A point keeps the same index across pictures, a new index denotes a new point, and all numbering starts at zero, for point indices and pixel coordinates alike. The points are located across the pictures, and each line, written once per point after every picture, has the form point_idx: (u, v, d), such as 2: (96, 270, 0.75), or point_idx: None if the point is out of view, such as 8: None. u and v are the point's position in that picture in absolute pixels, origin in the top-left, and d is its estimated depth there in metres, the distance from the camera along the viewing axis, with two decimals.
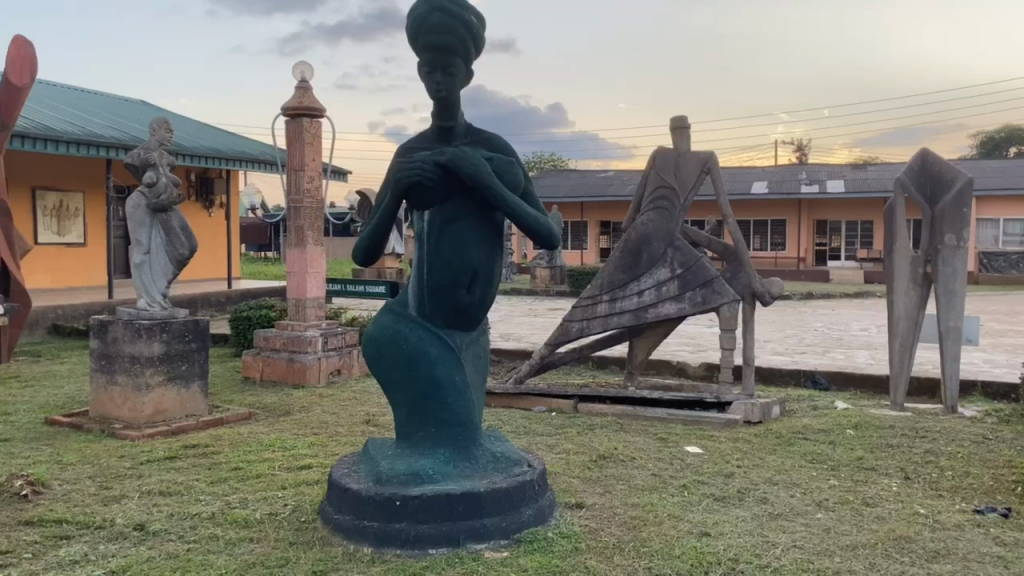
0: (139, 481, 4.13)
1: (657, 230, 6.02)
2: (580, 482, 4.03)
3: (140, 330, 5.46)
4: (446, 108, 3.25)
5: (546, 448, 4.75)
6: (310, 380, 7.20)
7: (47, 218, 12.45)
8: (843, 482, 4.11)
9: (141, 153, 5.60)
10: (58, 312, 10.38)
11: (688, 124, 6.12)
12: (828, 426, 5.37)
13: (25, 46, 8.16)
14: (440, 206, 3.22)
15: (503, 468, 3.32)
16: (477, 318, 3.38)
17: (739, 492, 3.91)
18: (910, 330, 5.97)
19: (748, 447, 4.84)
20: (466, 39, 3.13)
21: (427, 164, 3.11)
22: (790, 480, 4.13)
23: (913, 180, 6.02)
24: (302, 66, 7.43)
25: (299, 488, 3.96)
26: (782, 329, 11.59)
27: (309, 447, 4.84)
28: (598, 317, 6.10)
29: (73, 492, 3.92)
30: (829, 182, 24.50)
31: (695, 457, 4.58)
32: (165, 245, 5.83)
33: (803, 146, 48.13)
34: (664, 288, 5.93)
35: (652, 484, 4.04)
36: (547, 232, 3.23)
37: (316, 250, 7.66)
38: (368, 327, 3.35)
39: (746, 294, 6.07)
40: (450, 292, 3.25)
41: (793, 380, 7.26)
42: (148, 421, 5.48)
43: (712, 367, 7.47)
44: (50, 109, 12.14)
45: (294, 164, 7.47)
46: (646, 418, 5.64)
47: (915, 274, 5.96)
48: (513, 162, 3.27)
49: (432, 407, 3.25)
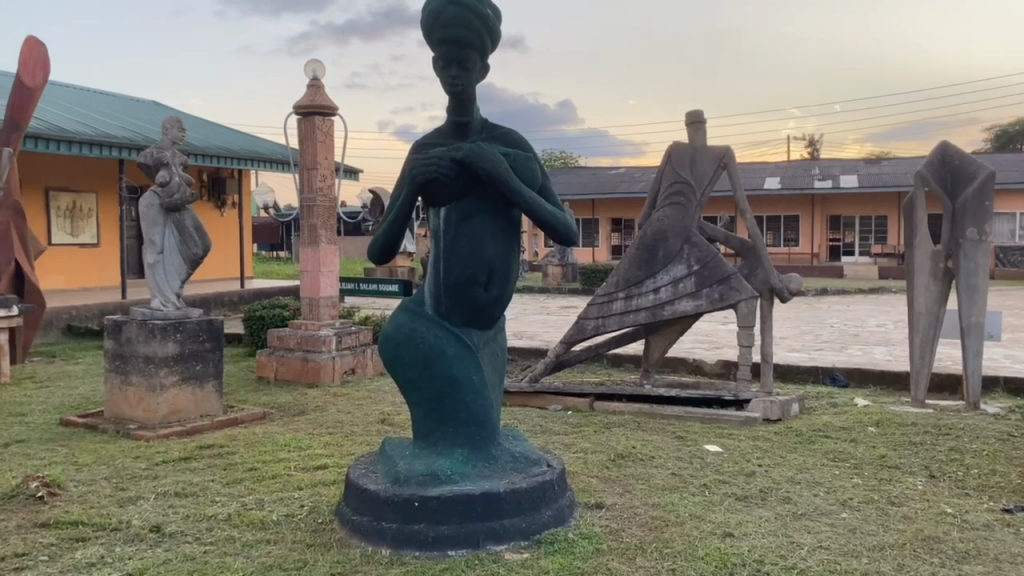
0: (153, 482, 4.10)
1: (674, 226, 5.95)
2: (599, 481, 3.98)
3: (155, 330, 5.45)
4: (461, 102, 3.20)
5: (563, 447, 4.70)
6: (324, 379, 7.18)
7: (61, 218, 12.49)
8: (867, 480, 4.05)
9: (154, 152, 5.58)
10: (71, 313, 10.39)
11: (704, 117, 6.05)
12: (849, 423, 5.30)
13: (38, 48, 8.24)
14: (456, 203, 3.17)
15: (522, 468, 3.27)
16: (494, 316, 3.33)
17: (761, 492, 3.84)
18: (931, 325, 5.88)
19: (768, 445, 4.78)
20: (482, 32, 3.08)
21: (444, 160, 3.07)
22: (813, 478, 4.07)
23: (933, 172, 5.93)
24: (314, 64, 7.39)
25: (316, 489, 3.93)
26: (796, 325, 11.49)
27: (325, 447, 4.81)
28: (614, 315, 6.03)
29: (89, 493, 3.90)
30: (842, 177, 24.31)
31: (715, 456, 4.52)
32: (179, 244, 5.80)
33: (817, 140, 47.74)
34: (680, 285, 5.86)
35: (672, 483, 3.99)
36: (564, 228, 3.18)
37: (329, 248, 7.62)
38: (384, 326, 3.30)
39: (763, 290, 6.00)
40: (467, 290, 3.20)
41: (811, 377, 7.18)
42: (163, 421, 5.47)
43: (729, 365, 7.42)
44: (62, 110, 12.15)
45: (306, 163, 7.43)
46: (663, 416, 5.58)
47: (936, 268, 5.89)
48: (530, 157, 3.22)
49: (450, 406, 3.20)
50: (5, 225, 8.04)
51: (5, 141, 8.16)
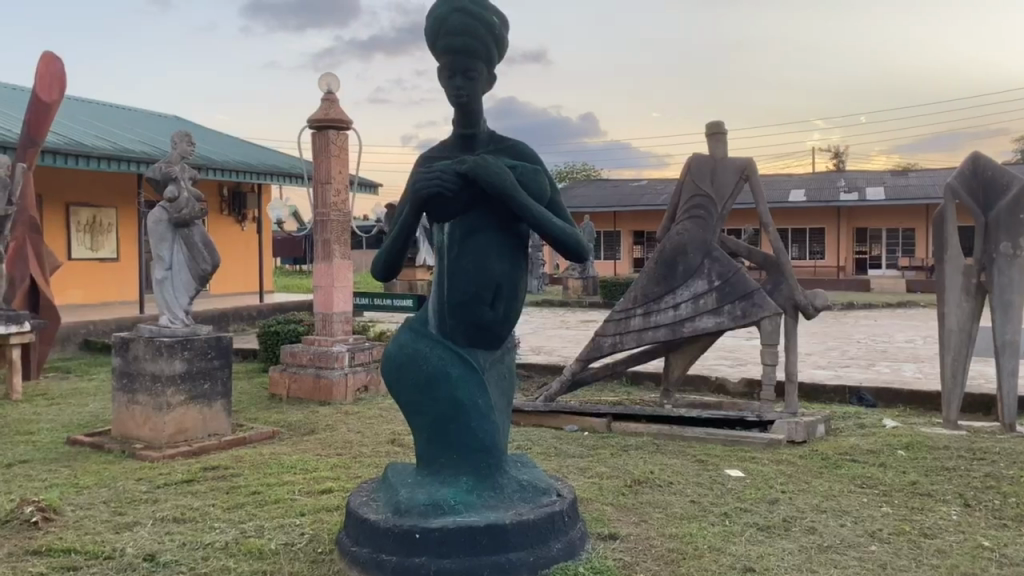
0: (152, 507, 3.97)
1: (694, 239, 5.77)
2: (614, 509, 3.80)
3: (162, 347, 5.34)
4: (468, 114, 3.05)
5: (577, 471, 4.52)
6: (336, 397, 7.06)
7: (81, 233, 12.52)
8: (897, 509, 3.82)
9: (163, 167, 5.51)
10: (89, 328, 10.37)
11: (725, 129, 5.88)
12: (878, 446, 5.08)
13: (55, 63, 8.23)
14: (461, 218, 3.01)
15: (531, 498, 3.08)
16: (501, 336, 3.15)
17: (785, 521, 3.64)
18: (963, 343, 5.63)
19: (793, 469, 4.57)
20: (488, 41, 2.93)
21: (448, 173, 2.91)
22: (839, 507, 3.85)
23: (965, 184, 5.69)
24: (328, 78, 7.30)
25: (318, 515, 3.79)
26: (823, 341, 11.22)
27: (331, 469, 4.67)
28: (632, 331, 5.84)
29: (85, 518, 3.77)
30: (868, 189, 23.92)
31: (736, 482, 4.31)
32: (187, 260, 5.70)
33: (842, 152, 47.37)
34: (701, 301, 5.69)
35: (691, 512, 3.79)
36: (575, 244, 3.01)
37: (342, 263, 7.51)
38: (387, 346, 3.13)
39: (787, 306, 5.78)
40: (472, 308, 3.03)
41: (837, 397, 6.93)
42: (170, 440, 5.35)
43: (752, 383, 7.20)
44: (84, 125, 12.19)
45: (320, 177, 7.33)
46: (684, 438, 5.39)
47: (967, 284, 5.66)
48: (538, 170, 3.06)
49: (454, 431, 3.03)
50: (20, 241, 8.00)
51: (22, 157, 8.14)
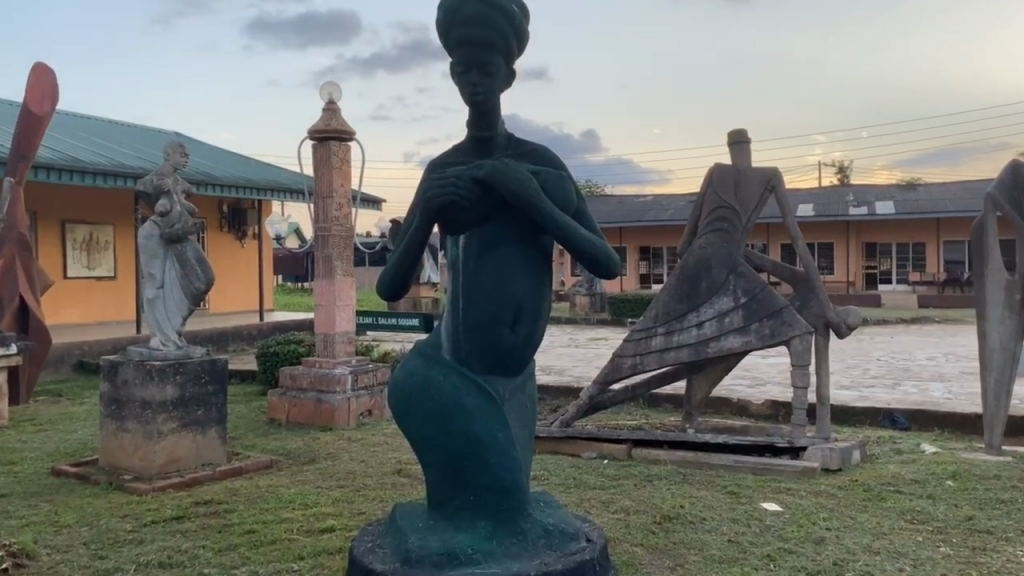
0: (136, 549, 3.62)
1: (717, 254, 5.42)
2: (645, 551, 3.46)
3: (152, 372, 5.01)
4: (483, 114, 2.54)
5: (601, 506, 4.16)
6: (339, 422, 6.71)
7: (76, 251, 12.20)
8: (958, 550, 3.46)
9: (154, 180, 5.19)
10: (83, 348, 10.03)
11: (747, 138, 5.54)
12: (923, 475, 4.70)
13: (46, 74, 7.91)
14: (477, 229, 2.54)
15: (558, 545, 2.50)
16: (524, 362, 2.64)
17: (836, 565, 3.28)
18: (1007, 364, 5.27)
19: (834, 503, 4.20)
20: (507, 32, 2.41)
21: (463, 179, 2.45)
22: (893, 547, 3.49)
23: (1005, 194, 5.35)
24: (329, 87, 7.00)
25: (318, 559, 3.43)
26: (841, 360, 10.85)
27: (333, 504, 4.32)
28: (653, 352, 5.48)
29: (62, 564, 3.43)
30: (878, 204, 23.57)
31: (775, 517, 3.95)
32: (180, 278, 5.37)
33: (845, 169, 47.25)
34: (726, 319, 5.35)
35: (731, 554, 3.43)
36: (605, 257, 2.57)
37: (346, 280, 7.17)
38: (394, 373, 2.60)
39: (819, 324, 5.44)
40: (491, 330, 2.53)
41: (868, 420, 6.56)
42: (161, 471, 5.00)
43: (777, 405, 6.85)
44: (79, 141, 11.87)
45: (322, 191, 7.01)
46: (710, 466, 5.03)
47: (1011, 300, 5.28)
48: (564, 175, 2.61)
49: (470, 470, 2.47)
50: (9, 259, 7.67)
51: (11, 170, 7.82)
